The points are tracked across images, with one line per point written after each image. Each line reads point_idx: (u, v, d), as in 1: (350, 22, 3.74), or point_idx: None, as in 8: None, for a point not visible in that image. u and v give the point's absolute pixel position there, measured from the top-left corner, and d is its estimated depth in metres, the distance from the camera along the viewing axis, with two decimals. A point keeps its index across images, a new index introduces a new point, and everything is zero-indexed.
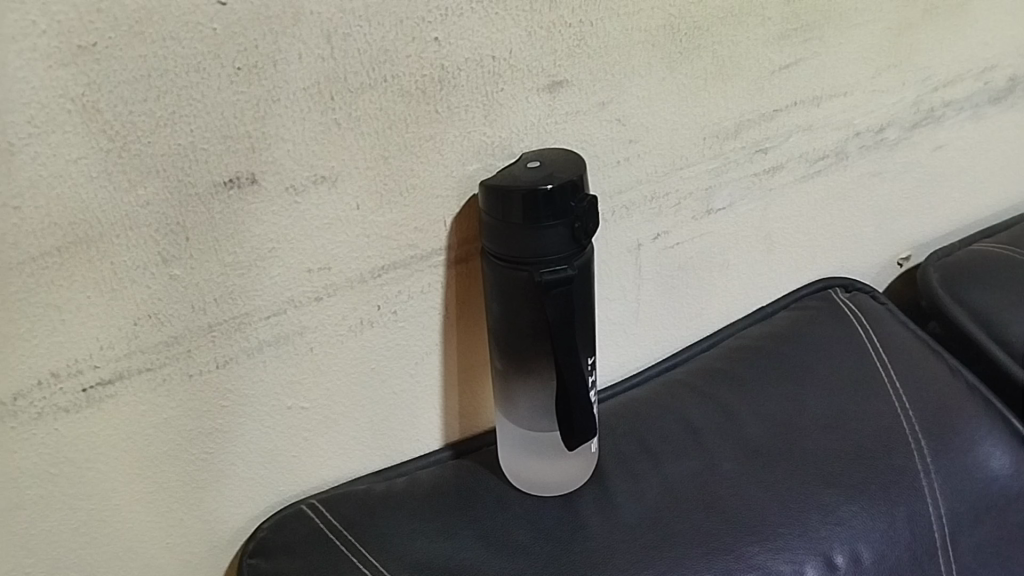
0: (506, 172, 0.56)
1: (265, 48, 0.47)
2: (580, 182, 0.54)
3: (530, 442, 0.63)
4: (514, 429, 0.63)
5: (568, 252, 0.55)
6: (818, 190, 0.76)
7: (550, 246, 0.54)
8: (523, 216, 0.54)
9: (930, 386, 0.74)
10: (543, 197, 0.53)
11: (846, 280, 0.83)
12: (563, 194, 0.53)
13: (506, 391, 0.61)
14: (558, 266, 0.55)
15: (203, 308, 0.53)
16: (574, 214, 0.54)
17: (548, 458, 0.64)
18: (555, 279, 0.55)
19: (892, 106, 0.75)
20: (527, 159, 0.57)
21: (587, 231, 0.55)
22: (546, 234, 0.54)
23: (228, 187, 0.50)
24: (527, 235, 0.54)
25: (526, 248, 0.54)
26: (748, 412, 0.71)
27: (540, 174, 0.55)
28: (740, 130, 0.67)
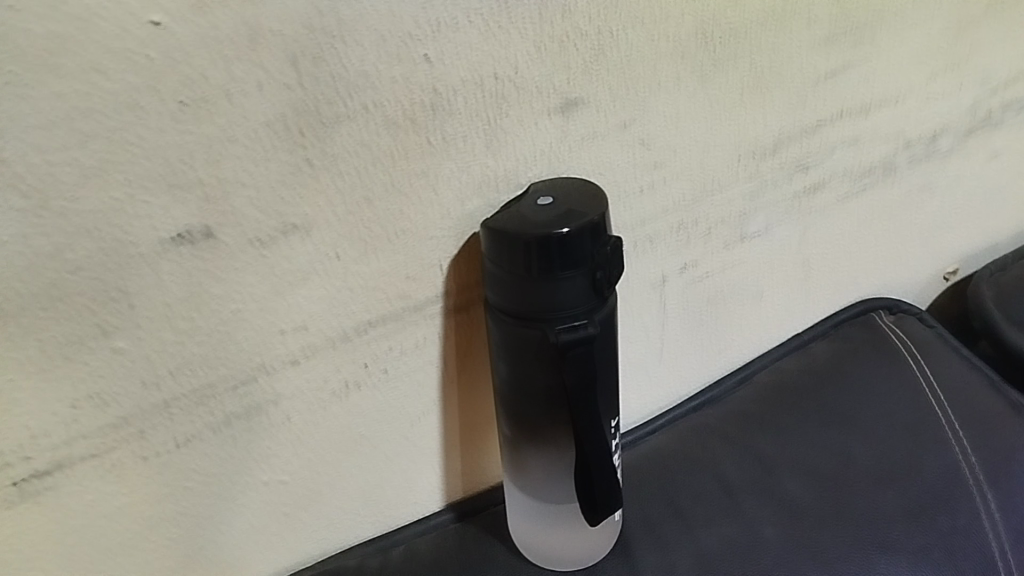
0: (513, 209, 0.47)
1: (216, 78, 0.38)
2: (601, 222, 0.46)
3: (544, 513, 0.55)
4: (526, 499, 0.55)
5: (589, 305, 0.46)
6: (863, 207, 0.67)
7: (567, 299, 0.46)
8: (536, 265, 0.45)
9: (994, 428, 0.66)
10: (560, 243, 0.44)
11: (889, 301, 0.74)
12: (583, 239, 0.45)
13: (515, 458, 0.53)
14: (577, 322, 0.46)
15: (156, 383, 0.45)
16: (596, 261, 0.45)
17: (565, 530, 0.56)
18: (575, 337, 0.46)
19: (946, 113, 0.67)
20: (534, 190, 0.49)
21: (611, 280, 0.47)
22: (564, 286, 0.45)
23: (178, 244, 0.41)
24: (541, 288, 0.45)
25: (539, 302, 0.46)
26: (790, 465, 0.63)
27: (552, 212, 0.46)
28: (780, 147, 0.59)
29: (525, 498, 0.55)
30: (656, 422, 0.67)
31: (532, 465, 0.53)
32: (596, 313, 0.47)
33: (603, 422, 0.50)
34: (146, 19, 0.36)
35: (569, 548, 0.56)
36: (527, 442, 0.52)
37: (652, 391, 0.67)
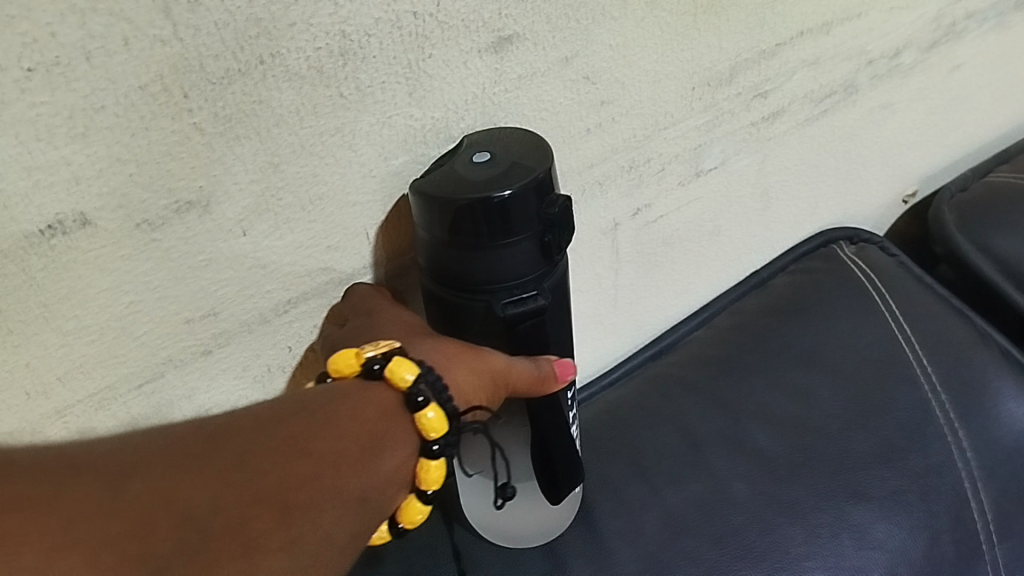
0: (444, 167, 0.41)
1: (68, 34, 0.31)
2: (548, 178, 0.40)
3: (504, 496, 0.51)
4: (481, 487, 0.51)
5: (537, 272, 0.41)
6: (823, 131, 0.63)
7: (515, 268, 0.40)
8: (477, 232, 0.39)
9: (962, 359, 0.63)
10: (504, 206, 0.39)
11: (850, 231, 0.71)
12: (530, 200, 0.39)
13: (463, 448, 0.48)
14: (527, 291, 0.42)
15: (44, 392, 0.39)
16: (546, 223, 0.40)
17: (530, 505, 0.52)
18: (525, 307, 0.42)
19: (910, 25, 0.62)
20: (467, 142, 0.43)
21: (562, 243, 0.41)
22: (511, 254, 0.40)
23: (48, 236, 0.35)
24: (484, 258, 0.40)
25: (483, 273, 0.40)
26: (752, 412, 0.60)
27: (491, 169, 0.40)
28: (736, 73, 0.54)
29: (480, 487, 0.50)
30: (611, 374, 0.64)
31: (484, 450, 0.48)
32: (547, 280, 0.42)
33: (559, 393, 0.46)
34: None
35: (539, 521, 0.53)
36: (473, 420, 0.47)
37: (607, 342, 0.62)
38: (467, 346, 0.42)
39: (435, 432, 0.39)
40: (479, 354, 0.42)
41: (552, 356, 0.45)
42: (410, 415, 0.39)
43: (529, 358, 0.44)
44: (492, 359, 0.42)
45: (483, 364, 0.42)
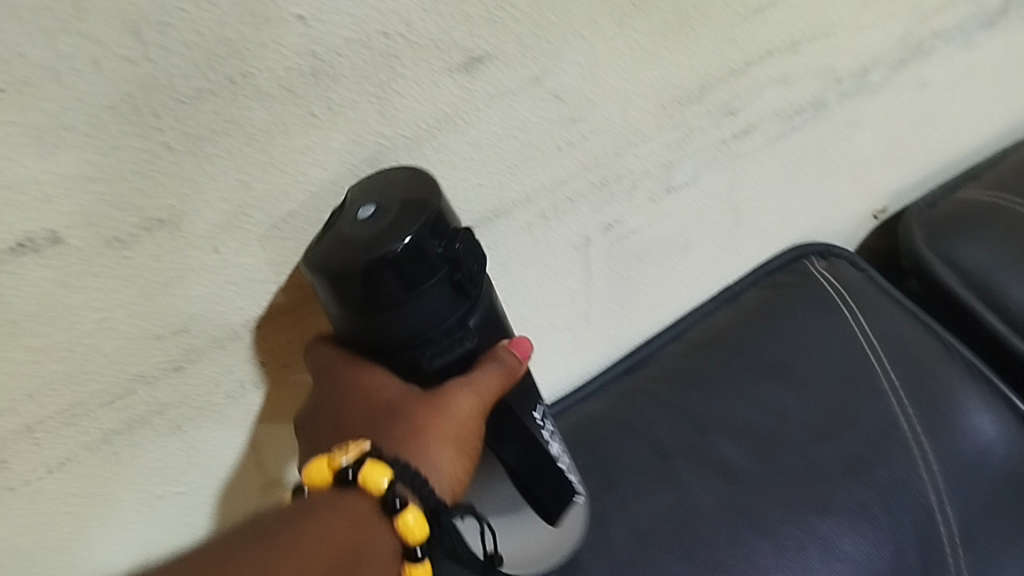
0: (338, 222, 0.39)
1: (37, 56, 0.31)
2: (439, 216, 0.38)
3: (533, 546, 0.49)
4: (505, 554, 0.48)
5: (455, 313, 0.40)
6: (793, 148, 0.64)
7: (433, 318, 0.39)
8: (383, 294, 0.37)
9: (929, 374, 0.64)
10: (399, 265, 0.37)
11: (821, 245, 0.72)
12: (428, 243, 0.37)
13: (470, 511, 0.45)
14: (454, 338, 0.40)
15: (13, 409, 0.39)
16: (450, 262, 0.38)
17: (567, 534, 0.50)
18: (457, 352, 0.41)
19: (877, 45, 0.63)
20: (359, 184, 0.41)
21: (471, 276, 0.39)
22: (426, 305, 0.38)
23: (17, 253, 0.35)
24: (397, 318, 0.38)
25: (402, 332, 0.39)
26: (720, 422, 0.61)
27: (382, 217, 0.38)
28: (706, 92, 0.54)
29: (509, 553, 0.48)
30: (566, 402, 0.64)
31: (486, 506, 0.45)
32: (471, 318, 0.41)
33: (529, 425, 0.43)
34: None
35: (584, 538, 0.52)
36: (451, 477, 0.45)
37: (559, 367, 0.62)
38: (436, 402, 0.40)
39: (413, 537, 0.37)
40: (449, 410, 0.40)
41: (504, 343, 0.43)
42: (388, 522, 0.37)
43: (496, 375, 0.41)
44: (462, 410, 0.40)
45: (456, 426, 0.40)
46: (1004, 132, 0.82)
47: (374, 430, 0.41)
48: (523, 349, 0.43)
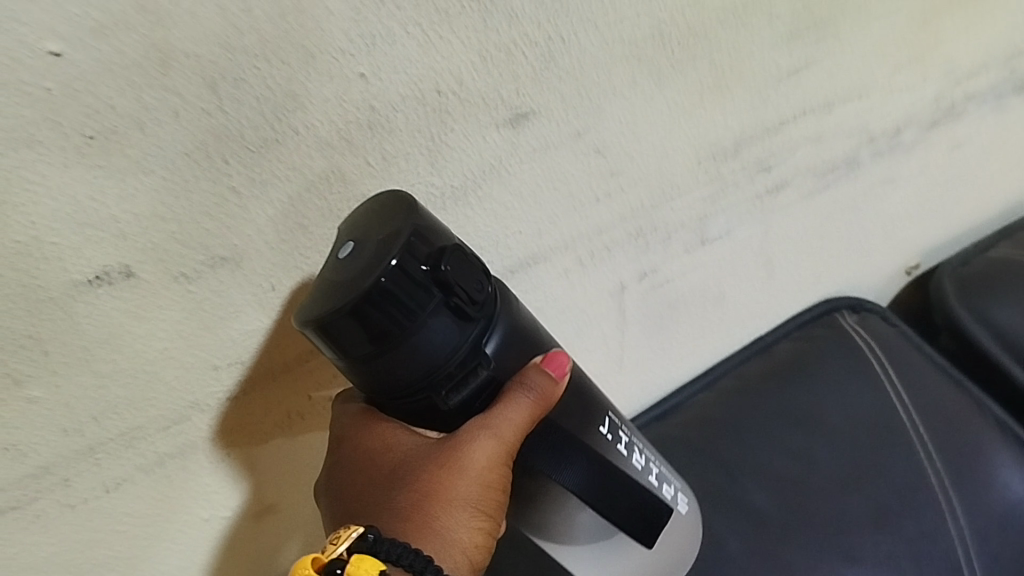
0: (333, 256, 0.36)
1: (125, 107, 0.34)
2: (420, 236, 0.34)
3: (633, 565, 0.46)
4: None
5: (462, 341, 0.35)
6: (826, 204, 0.66)
7: (439, 355, 0.34)
8: (374, 333, 0.33)
9: (957, 428, 0.66)
10: (384, 302, 0.33)
11: (852, 299, 0.73)
12: (413, 265, 0.33)
13: (563, 539, 0.42)
14: (466, 372, 0.36)
15: (79, 430, 0.41)
16: (441, 285, 0.34)
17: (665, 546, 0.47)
18: (475, 385, 0.37)
19: (909, 106, 0.65)
20: (353, 219, 0.37)
21: (472, 294, 0.35)
22: (426, 338, 0.34)
23: (94, 285, 0.38)
24: (396, 359, 0.34)
25: (405, 374, 0.35)
26: (750, 469, 0.62)
27: (367, 249, 0.34)
28: (741, 148, 0.57)
29: (611, 570, 0.45)
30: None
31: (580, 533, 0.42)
32: (482, 345, 0.36)
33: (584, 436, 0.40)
34: (41, 48, 0.31)
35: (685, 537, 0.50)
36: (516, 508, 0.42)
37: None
38: (448, 452, 0.37)
39: None
40: (461, 459, 0.36)
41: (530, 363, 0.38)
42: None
43: (522, 403, 0.37)
44: (479, 457, 0.36)
45: (471, 474, 0.37)
46: None
47: (387, 489, 0.38)
48: (555, 363, 0.38)
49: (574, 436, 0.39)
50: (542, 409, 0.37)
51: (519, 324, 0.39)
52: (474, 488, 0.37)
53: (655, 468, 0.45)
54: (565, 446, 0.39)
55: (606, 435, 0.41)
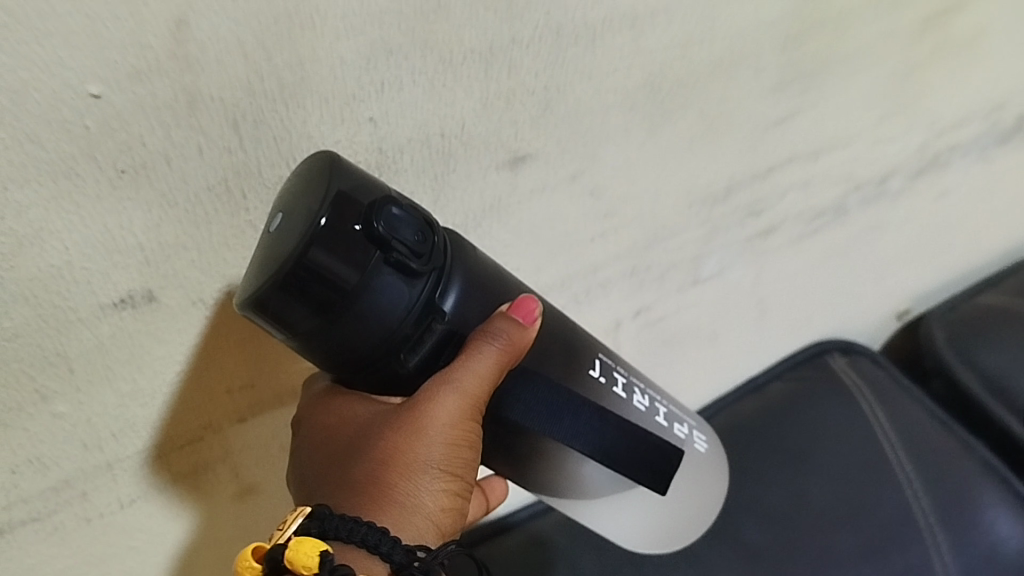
0: (271, 222, 0.35)
1: (154, 145, 0.38)
2: (345, 193, 0.32)
3: (655, 510, 0.46)
4: (629, 524, 0.45)
5: (410, 299, 0.34)
6: (815, 248, 0.68)
7: (388, 315, 0.33)
8: (317, 303, 0.32)
9: (943, 466, 0.68)
10: (316, 271, 0.31)
11: (843, 341, 0.75)
12: (345, 224, 0.32)
13: (579, 493, 0.42)
14: (421, 332, 0.35)
15: (98, 446, 0.44)
16: (376, 242, 0.32)
17: (683, 488, 0.47)
18: (434, 342, 0.36)
19: (895, 156, 0.67)
20: (292, 176, 0.36)
21: (411, 246, 0.33)
22: (373, 300, 0.33)
23: (119, 308, 0.41)
24: (345, 327, 0.33)
25: (356, 341, 0.34)
26: (745, 503, 0.63)
27: (298, 212, 0.33)
28: (731, 193, 0.60)
29: (631, 516, 0.45)
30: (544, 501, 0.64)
31: (595, 485, 0.42)
32: (436, 302, 0.35)
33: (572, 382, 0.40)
34: (83, 90, 0.35)
35: (706, 477, 0.50)
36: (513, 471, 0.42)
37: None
38: (411, 414, 0.36)
39: None
40: (425, 420, 0.36)
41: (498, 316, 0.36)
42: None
43: (481, 360, 0.36)
44: (442, 417, 0.36)
45: (437, 434, 0.37)
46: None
47: (350, 457, 0.38)
48: (525, 309, 0.37)
49: (557, 382, 0.39)
50: (510, 358, 0.36)
51: (473, 271, 0.37)
52: (435, 453, 0.37)
53: (661, 408, 0.46)
54: (553, 392, 0.38)
55: (599, 378, 0.41)
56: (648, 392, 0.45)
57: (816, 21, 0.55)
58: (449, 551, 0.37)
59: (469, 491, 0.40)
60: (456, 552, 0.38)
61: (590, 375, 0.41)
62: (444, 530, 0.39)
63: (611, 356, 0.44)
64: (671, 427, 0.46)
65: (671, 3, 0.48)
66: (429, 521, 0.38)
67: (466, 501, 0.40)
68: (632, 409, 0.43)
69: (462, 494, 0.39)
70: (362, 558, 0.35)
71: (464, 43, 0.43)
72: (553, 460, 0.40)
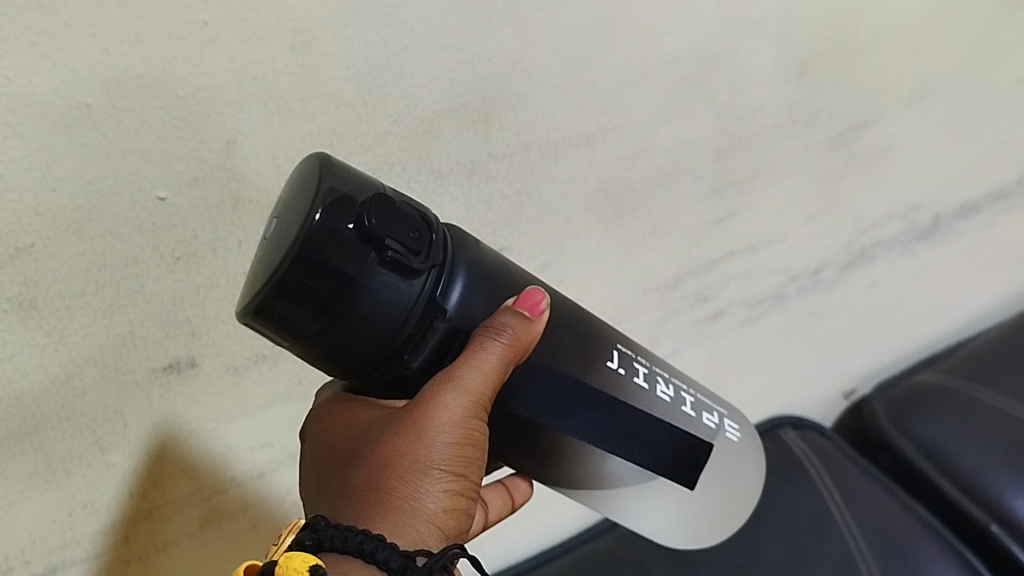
0: (273, 227, 0.38)
1: (204, 237, 0.47)
2: (337, 195, 0.36)
3: (683, 505, 0.49)
4: (660, 519, 0.49)
5: (405, 295, 0.37)
6: (761, 331, 0.78)
7: (387, 311, 0.36)
8: (319, 302, 0.35)
9: (885, 526, 0.75)
10: (315, 270, 0.35)
11: (793, 417, 0.84)
12: (340, 225, 0.35)
13: (606, 486, 0.46)
14: (423, 330, 0.38)
15: (141, 494, 0.52)
16: (371, 239, 0.35)
17: (712, 481, 0.51)
18: (436, 341, 0.39)
19: (824, 250, 0.78)
20: (294, 176, 0.39)
21: (406, 242, 0.36)
22: (372, 297, 0.36)
23: (167, 371, 0.50)
24: (347, 325, 0.36)
25: (359, 338, 0.37)
26: (706, 561, 0.70)
27: (297, 215, 0.36)
28: (680, 281, 0.70)
29: (659, 504, 0.48)
30: (518, 567, 0.73)
31: (621, 479, 0.46)
32: (436, 300, 0.38)
33: (592, 377, 0.43)
34: (152, 193, 0.45)
35: (736, 469, 0.53)
36: (528, 464, 0.45)
37: (533, 527, 0.74)
38: (413, 416, 0.39)
39: None
40: (427, 421, 0.39)
41: (500, 316, 0.39)
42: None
43: (483, 360, 0.38)
44: (443, 417, 0.38)
45: (439, 435, 0.39)
46: (958, 327, 0.95)
47: (356, 465, 0.40)
48: (530, 304, 0.40)
49: (574, 376, 0.43)
50: (513, 355, 0.39)
51: (476, 270, 0.40)
52: (439, 454, 0.39)
53: (687, 398, 0.49)
54: (568, 386, 0.42)
55: (617, 370, 0.45)
56: (673, 383, 0.49)
57: (741, 138, 0.66)
58: (451, 554, 0.38)
59: (475, 494, 0.42)
60: (459, 556, 0.38)
61: (608, 367, 0.44)
62: (449, 533, 0.40)
63: (631, 348, 0.48)
64: (699, 417, 0.49)
65: (617, 125, 0.60)
66: (432, 524, 0.39)
67: (472, 504, 0.42)
68: (656, 400, 0.46)
69: (466, 496, 0.41)
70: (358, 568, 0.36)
71: (451, 157, 0.53)
72: (571, 455, 0.44)
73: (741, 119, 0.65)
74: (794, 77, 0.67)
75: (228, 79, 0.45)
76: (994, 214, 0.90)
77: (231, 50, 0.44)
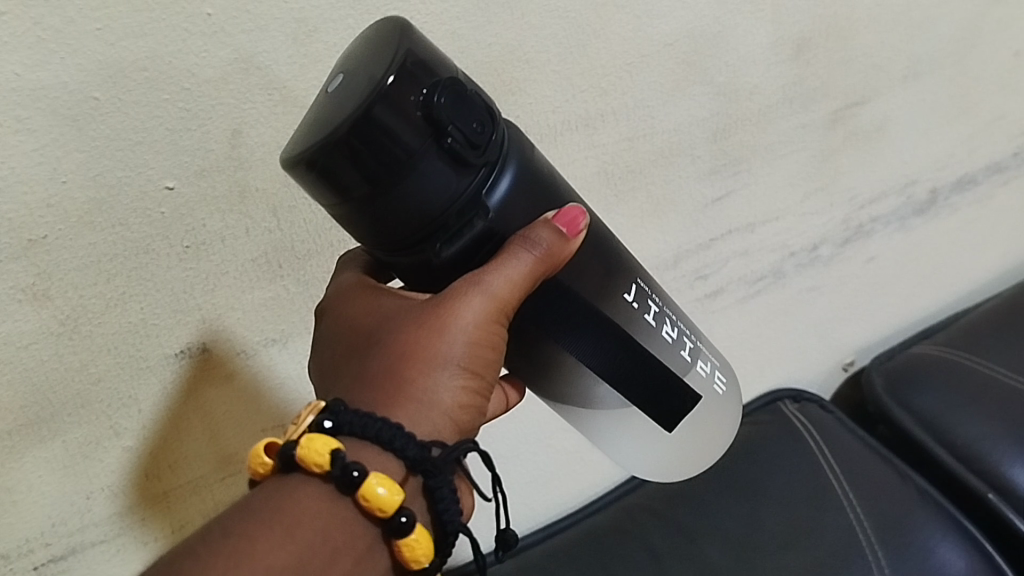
0: (335, 90, 0.37)
1: (213, 226, 0.48)
2: (411, 65, 0.34)
3: (662, 454, 0.50)
4: (639, 458, 0.50)
5: (457, 185, 0.36)
6: (760, 308, 0.79)
7: (434, 198, 0.36)
8: (371, 171, 0.34)
9: (882, 496, 0.76)
10: (374, 135, 0.34)
11: (794, 390, 0.86)
12: (409, 99, 0.34)
13: (595, 418, 0.47)
14: (461, 224, 0.37)
15: (157, 475, 0.53)
16: (435, 122, 0.34)
17: (699, 432, 0.51)
18: (472, 237, 0.38)
19: (822, 226, 0.79)
20: (365, 40, 0.38)
21: (468, 132, 0.35)
22: (422, 179, 0.35)
23: (179, 357, 0.51)
24: (390, 201, 0.35)
25: (400, 219, 0.36)
26: (707, 531, 0.72)
27: (367, 77, 0.35)
28: (680, 260, 0.70)
29: (640, 444, 0.49)
30: (524, 541, 0.75)
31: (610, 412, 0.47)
32: (481, 197, 0.37)
33: (606, 304, 0.43)
34: (161, 184, 0.46)
35: (727, 417, 0.53)
36: (536, 377, 0.46)
37: (536, 501, 0.76)
38: (438, 311, 0.39)
39: (385, 505, 0.36)
40: (450, 318, 0.39)
41: (538, 227, 0.38)
42: (346, 492, 0.36)
43: (518, 264, 0.38)
44: (466, 317, 0.39)
45: (461, 332, 0.39)
46: (954, 299, 0.97)
47: (377, 353, 0.41)
48: (568, 221, 0.39)
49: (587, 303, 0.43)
50: (544, 268, 0.39)
51: (526, 171, 0.39)
52: (457, 350, 0.40)
53: (687, 343, 0.48)
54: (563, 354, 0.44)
55: (632, 304, 0.45)
56: (678, 325, 0.48)
57: (738, 118, 0.67)
58: (464, 448, 0.39)
59: (488, 394, 0.42)
60: (470, 450, 0.40)
61: (624, 299, 0.44)
62: (461, 429, 0.41)
63: (649, 284, 0.47)
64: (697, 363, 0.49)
65: (615, 108, 0.60)
66: (446, 419, 0.40)
67: (484, 402, 0.42)
68: (660, 339, 0.46)
69: (480, 395, 0.42)
70: (374, 455, 0.38)
71: None
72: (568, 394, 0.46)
73: (738, 99, 0.66)
74: (791, 55, 0.67)
75: (232, 69, 0.45)
76: (990, 186, 0.91)
77: (234, 41, 0.45)
